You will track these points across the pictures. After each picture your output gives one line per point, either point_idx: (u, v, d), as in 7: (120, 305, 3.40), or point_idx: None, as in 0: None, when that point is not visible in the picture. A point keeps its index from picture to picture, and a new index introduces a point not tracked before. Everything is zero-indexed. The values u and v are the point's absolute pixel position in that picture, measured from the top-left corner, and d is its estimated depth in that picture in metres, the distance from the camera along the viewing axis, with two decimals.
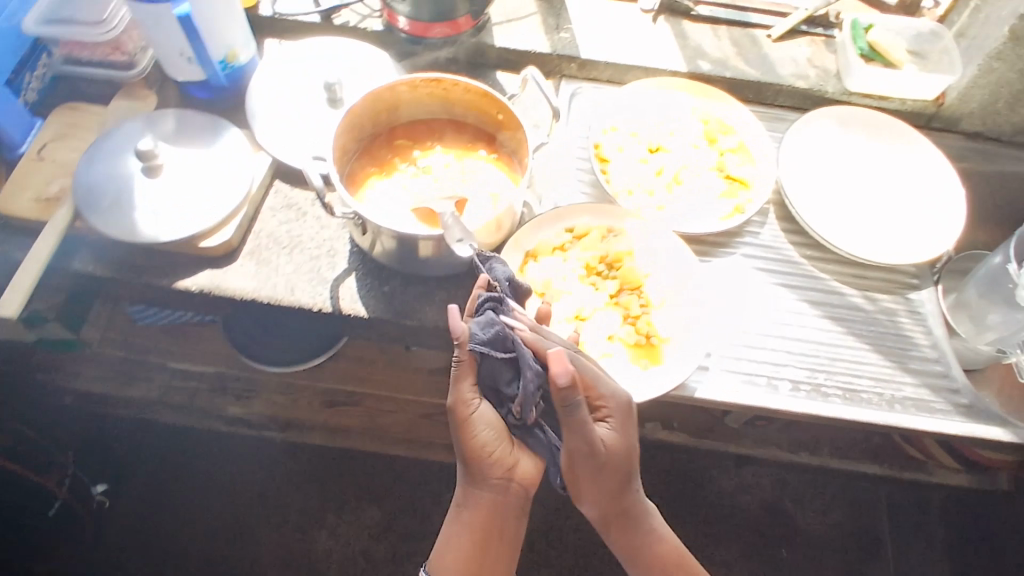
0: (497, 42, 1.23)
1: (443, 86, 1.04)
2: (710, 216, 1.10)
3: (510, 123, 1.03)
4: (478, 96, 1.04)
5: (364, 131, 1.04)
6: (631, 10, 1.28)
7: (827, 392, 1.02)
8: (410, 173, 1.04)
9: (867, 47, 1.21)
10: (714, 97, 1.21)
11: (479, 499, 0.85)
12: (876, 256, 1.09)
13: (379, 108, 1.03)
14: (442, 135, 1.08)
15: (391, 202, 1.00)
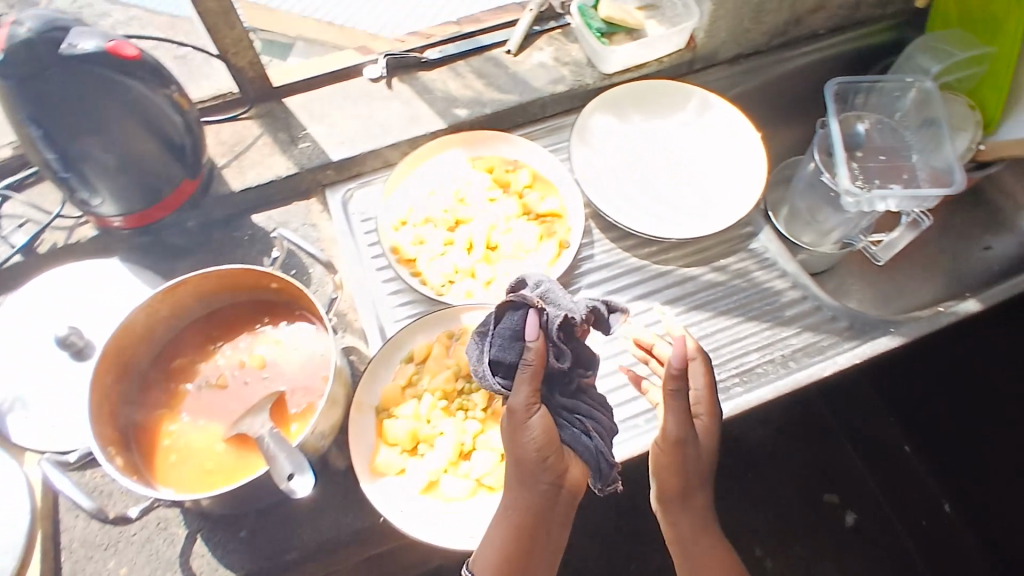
0: (235, 186, 1.06)
1: (190, 289, 0.89)
2: (538, 267, 1.03)
3: (286, 288, 0.89)
4: (236, 275, 0.90)
5: (130, 375, 0.89)
6: (359, 85, 1.15)
7: (727, 386, 0.99)
8: (212, 396, 0.90)
9: (604, 23, 1.16)
10: (484, 138, 1.12)
11: (531, 502, 0.72)
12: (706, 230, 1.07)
13: (133, 346, 0.88)
14: (221, 330, 0.94)
15: (210, 446, 0.86)
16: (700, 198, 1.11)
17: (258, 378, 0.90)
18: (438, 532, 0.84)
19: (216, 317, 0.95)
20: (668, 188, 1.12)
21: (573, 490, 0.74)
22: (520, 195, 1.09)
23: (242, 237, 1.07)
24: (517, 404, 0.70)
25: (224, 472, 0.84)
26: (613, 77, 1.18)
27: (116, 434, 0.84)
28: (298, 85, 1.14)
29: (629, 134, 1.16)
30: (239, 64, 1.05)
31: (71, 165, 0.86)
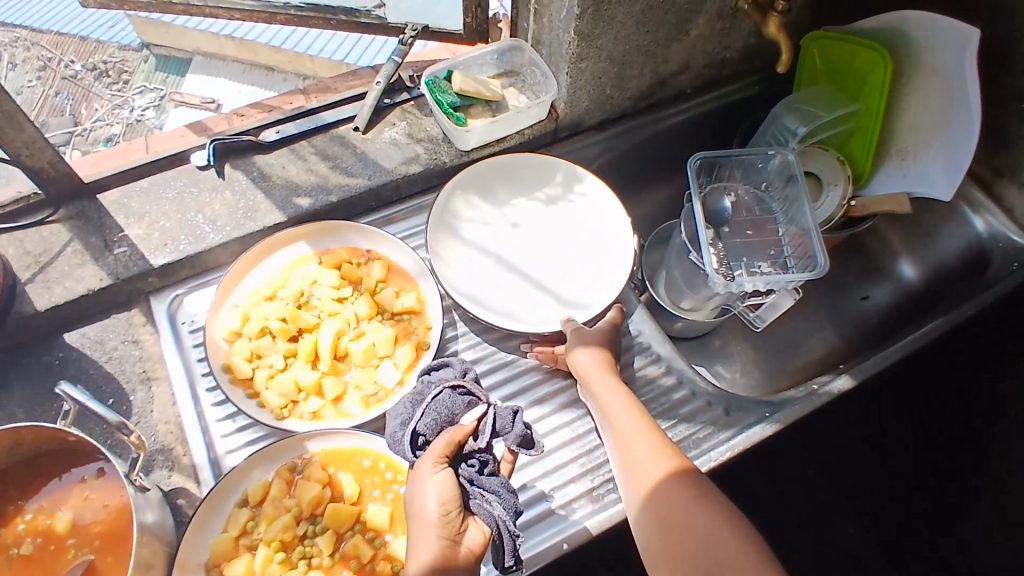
0: (38, 306, 0.92)
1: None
2: (392, 376, 0.93)
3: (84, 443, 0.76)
4: (19, 435, 0.75)
5: None
6: (187, 175, 1.03)
7: (606, 492, 0.91)
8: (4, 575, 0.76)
9: (457, 97, 1.07)
10: (331, 230, 1.02)
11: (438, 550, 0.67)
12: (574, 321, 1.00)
13: None
14: (15, 487, 0.80)
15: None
16: (563, 279, 1.05)
17: (60, 548, 0.78)
18: None
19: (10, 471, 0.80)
20: (528, 267, 1.05)
21: (474, 555, 0.69)
22: (373, 291, 1.00)
23: (52, 362, 0.93)
24: (427, 468, 0.71)
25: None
26: (470, 152, 1.11)
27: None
28: (114, 178, 1.01)
29: (487, 211, 1.09)
30: (34, 166, 0.91)
31: None
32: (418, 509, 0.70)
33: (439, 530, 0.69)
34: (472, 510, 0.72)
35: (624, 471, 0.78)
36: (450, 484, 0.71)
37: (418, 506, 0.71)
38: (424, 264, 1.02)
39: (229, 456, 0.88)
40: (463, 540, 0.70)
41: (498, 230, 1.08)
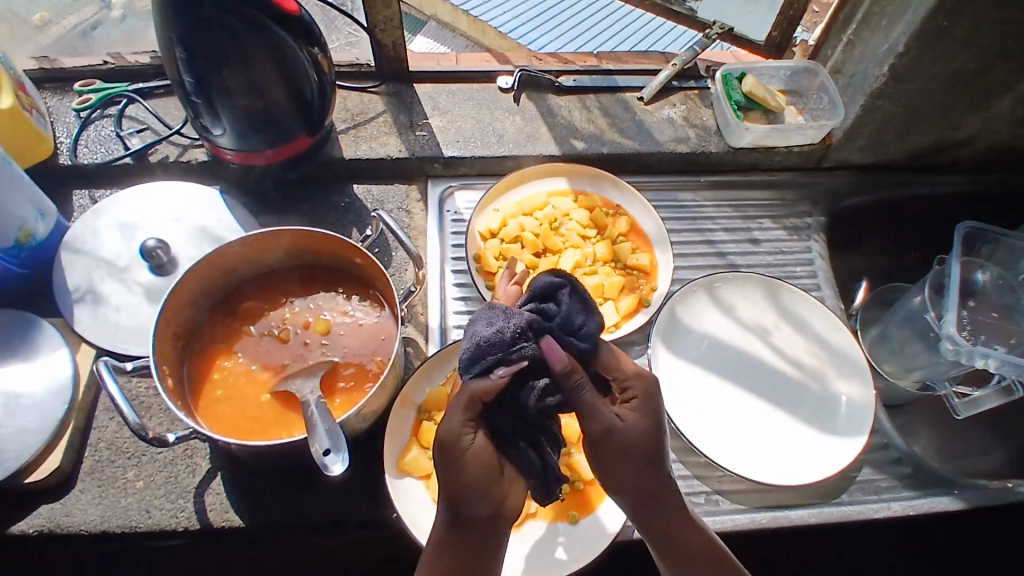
0: (347, 154, 1.08)
1: (281, 241, 0.89)
2: (611, 316, 1.00)
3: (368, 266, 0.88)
4: (326, 241, 0.89)
5: (199, 305, 0.88)
6: (488, 91, 1.16)
7: (779, 495, 0.94)
8: (266, 350, 0.89)
9: (743, 97, 1.14)
10: (592, 177, 1.10)
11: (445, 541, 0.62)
12: (790, 344, 1.04)
13: (211, 279, 0.88)
14: (296, 285, 0.93)
15: (252, 398, 0.85)
16: (793, 352, 1.04)
17: (313, 346, 0.89)
18: None
19: (294, 274, 0.94)
20: (749, 406, 0.99)
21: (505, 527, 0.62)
22: (614, 240, 1.07)
23: (339, 204, 1.08)
24: (455, 418, 0.60)
25: (263, 428, 0.83)
26: (741, 151, 1.15)
27: (174, 359, 0.83)
28: (431, 75, 1.16)
29: (728, 321, 1.05)
30: (382, 41, 1.08)
31: (202, 92, 0.91)
32: (453, 492, 0.60)
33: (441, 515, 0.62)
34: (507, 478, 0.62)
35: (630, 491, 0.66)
36: (472, 477, 0.60)
37: (457, 498, 0.60)
38: (666, 234, 1.07)
39: (456, 330, 1.01)
40: (496, 526, 0.61)
41: (733, 348, 1.03)
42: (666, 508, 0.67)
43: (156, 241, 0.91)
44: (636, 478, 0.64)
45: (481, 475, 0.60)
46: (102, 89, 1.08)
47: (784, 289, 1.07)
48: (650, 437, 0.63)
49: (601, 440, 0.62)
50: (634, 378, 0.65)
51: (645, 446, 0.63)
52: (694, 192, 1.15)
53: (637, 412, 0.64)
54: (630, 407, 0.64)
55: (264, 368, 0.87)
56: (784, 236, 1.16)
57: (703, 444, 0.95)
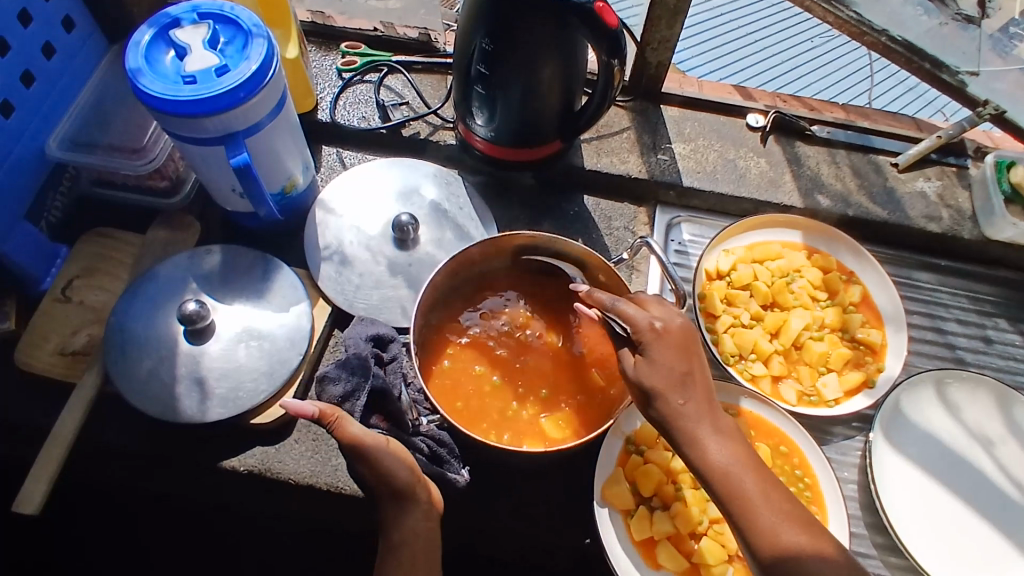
0: (587, 163, 1.07)
1: (533, 240, 0.87)
2: (834, 388, 0.95)
3: (613, 286, 0.86)
4: (578, 253, 0.87)
5: (445, 287, 0.88)
6: (735, 126, 1.13)
7: None
8: (493, 344, 0.87)
9: (1010, 187, 1.06)
10: (830, 236, 1.05)
11: (417, 522, 0.73)
12: (1017, 464, 0.96)
13: (463, 264, 0.87)
14: (533, 288, 0.91)
15: (478, 392, 0.84)
16: (1020, 472, 0.96)
17: (543, 355, 0.87)
18: None
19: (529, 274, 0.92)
20: (963, 518, 0.92)
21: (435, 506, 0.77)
22: (844, 308, 1.01)
23: (569, 211, 1.07)
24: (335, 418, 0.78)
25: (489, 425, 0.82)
26: (994, 242, 1.08)
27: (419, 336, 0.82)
28: (680, 98, 1.14)
29: (952, 424, 0.98)
30: (648, 59, 1.07)
31: (488, 82, 0.93)
32: (384, 482, 0.71)
33: (383, 499, 0.72)
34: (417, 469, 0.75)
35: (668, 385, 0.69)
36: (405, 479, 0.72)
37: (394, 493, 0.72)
38: (903, 315, 1.00)
39: None
40: (413, 512, 0.73)
41: (953, 453, 0.96)
42: (713, 427, 0.69)
43: (408, 217, 0.92)
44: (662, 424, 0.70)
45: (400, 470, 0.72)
46: (366, 55, 1.12)
47: (1018, 402, 0.99)
48: (668, 385, 0.69)
49: (649, 334, 0.71)
50: (648, 330, 0.71)
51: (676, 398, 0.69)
52: (930, 276, 1.09)
53: (653, 361, 0.70)
54: (643, 357, 0.71)
55: (494, 364, 0.86)
56: (1020, 342, 1.06)
57: (912, 547, 0.89)
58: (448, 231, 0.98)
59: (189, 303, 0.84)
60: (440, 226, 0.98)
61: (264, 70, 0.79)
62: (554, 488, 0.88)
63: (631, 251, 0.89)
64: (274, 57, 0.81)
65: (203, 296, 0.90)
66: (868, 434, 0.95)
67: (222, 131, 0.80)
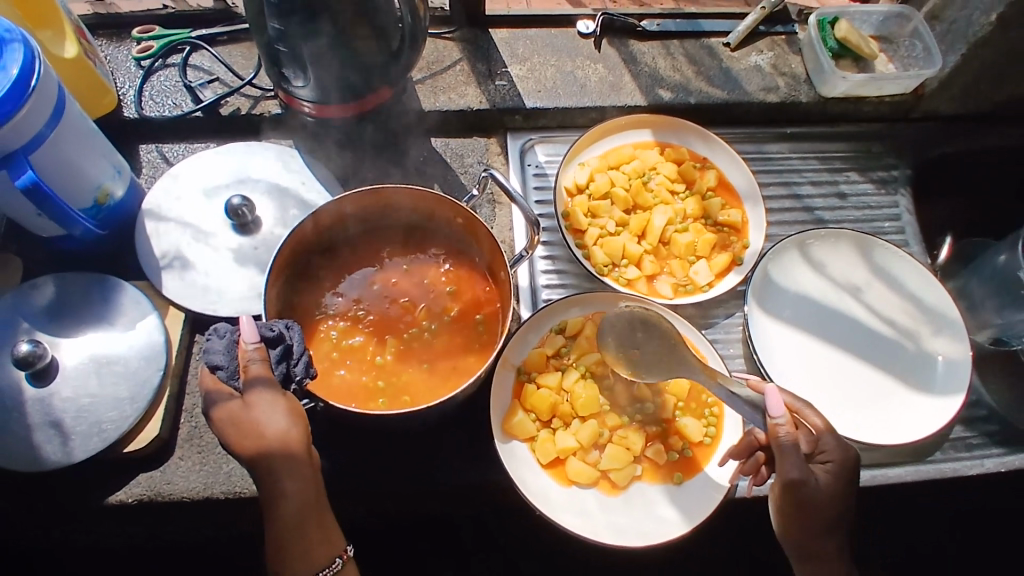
0: (424, 105, 1.03)
1: (380, 196, 0.83)
2: (705, 273, 0.97)
3: (470, 224, 0.83)
4: (431, 200, 0.84)
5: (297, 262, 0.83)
6: (567, 37, 1.10)
7: (888, 460, 0.94)
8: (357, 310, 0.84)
9: (837, 43, 1.08)
10: (677, 128, 1.06)
11: (307, 471, 0.66)
12: (884, 306, 1.02)
13: (312, 235, 0.83)
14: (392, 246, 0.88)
15: (352, 364, 0.80)
16: (887, 311, 1.01)
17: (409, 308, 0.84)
18: (574, 515, 0.82)
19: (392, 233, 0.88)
20: (844, 364, 0.97)
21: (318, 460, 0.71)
22: (703, 195, 1.03)
23: (418, 158, 1.03)
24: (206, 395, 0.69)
25: (691, 410, 0.88)
26: (831, 100, 1.11)
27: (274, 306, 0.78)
28: (507, 19, 1.10)
29: (820, 280, 1.02)
30: None
31: (288, 40, 0.87)
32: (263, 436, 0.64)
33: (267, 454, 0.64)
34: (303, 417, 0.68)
35: (827, 511, 0.70)
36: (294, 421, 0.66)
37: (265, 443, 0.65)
38: (756, 189, 1.02)
39: (547, 289, 0.99)
40: (299, 462, 0.66)
41: (823, 307, 1.01)
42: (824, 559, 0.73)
43: (240, 198, 0.87)
44: (811, 530, 0.71)
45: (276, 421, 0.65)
46: (162, 37, 1.03)
47: (876, 245, 1.04)
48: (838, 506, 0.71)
49: (837, 462, 0.71)
50: (846, 460, 0.72)
51: (831, 508, 0.70)
52: (779, 147, 1.12)
53: (832, 481, 0.71)
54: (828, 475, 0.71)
55: (367, 327, 0.83)
56: (871, 190, 1.11)
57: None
58: (292, 206, 0.93)
59: (22, 345, 0.77)
60: (283, 204, 0.93)
61: (25, 78, 0.71)
62: (460, 436, 0.89)
63: (479, 185, 0.87)
64: (37, 61, 0.73)
65: (39, 334, 0.83)
66: (743, 308, 0.99)
67: None
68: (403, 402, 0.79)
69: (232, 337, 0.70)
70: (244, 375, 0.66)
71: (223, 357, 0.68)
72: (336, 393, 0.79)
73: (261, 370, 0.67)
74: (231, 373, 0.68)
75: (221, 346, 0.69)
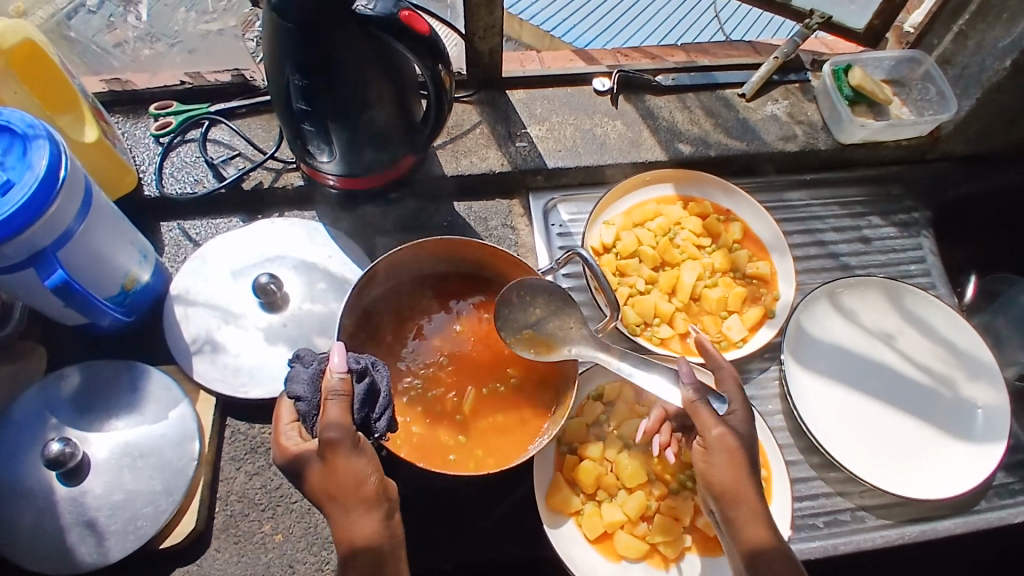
0: (446, 170, 1.02)
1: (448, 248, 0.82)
2: (738, 329, 0.96)
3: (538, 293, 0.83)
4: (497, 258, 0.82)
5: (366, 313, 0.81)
6: (583, 95, 1.11)
7: (935, 514, 0.92)
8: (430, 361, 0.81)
9: (852, 90, 1.09)
10: (699, 181, 1.06)
11: (379, 529, 0.64)
12: (919, 354, 1.01)
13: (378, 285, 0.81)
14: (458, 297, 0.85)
15: (430, 420, 0.78)
16: (921, 358, 1.00)
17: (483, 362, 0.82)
18: None
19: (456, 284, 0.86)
20: (882, 416, 0.96)
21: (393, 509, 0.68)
22: (729, 248, 1.02)
23: (442, 223, 1.03)
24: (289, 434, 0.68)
25: None
26: (849, 146, 1.11)
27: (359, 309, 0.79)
28: (523, 79, 1.10)
29: (851, 329, 1.01)
30: (478, 48, 1.03)
31: (314, 116, 0.86)
32: (355, 489, 0.63)
33: (343, 506, 0.64)
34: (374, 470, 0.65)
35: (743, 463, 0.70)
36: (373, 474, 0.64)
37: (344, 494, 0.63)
38: (783, 239, 1.02)
39: None
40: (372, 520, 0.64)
41: (858, 357, 1.00)
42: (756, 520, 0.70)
43: (268, 277, 0.85)
44: (736, 482, 0.69)
45: (352, 473, 0.63)
46: (181, 112, 1.03)
47: (906, 292, 1.03)
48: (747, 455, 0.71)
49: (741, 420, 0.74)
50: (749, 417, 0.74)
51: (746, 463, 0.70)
52: (799, 194, 1.12)
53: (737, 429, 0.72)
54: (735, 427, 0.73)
55: (449, 384, 0.80)
56: (894, 233, 1.11)
57: (843, 460, 0.92)
58: (320, 280, 0.92)
59: (53, 444, 0.75)
60: (310, 277, 0.92)
61: (53, 171, 0.70)
62: (501, 509, 0.87)
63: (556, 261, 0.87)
64: (63, 156, 0.71)
65: (69, 430, 0.81)
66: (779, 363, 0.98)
67: (27, 252, 0.72)
68: (478, 462, 0.77)
69: (316, 369, 0.70)
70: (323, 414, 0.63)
71: (306, 389, 0.68)
72: (414, 450, 0.76)
73: (337, 411, 0.63)
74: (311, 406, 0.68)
75: (306, 375, 0.70)
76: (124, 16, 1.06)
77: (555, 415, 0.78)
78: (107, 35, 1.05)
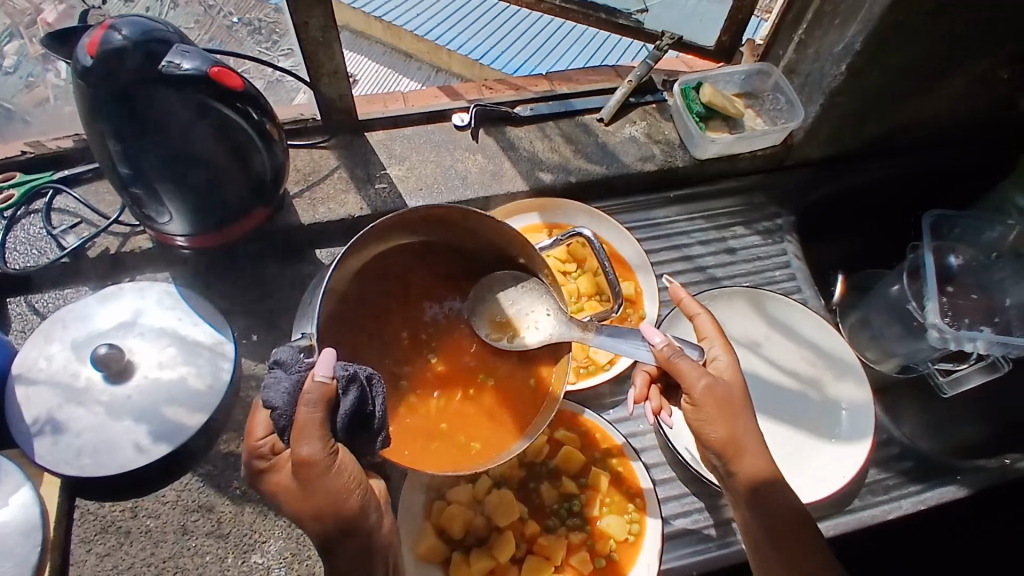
0: (304, 219, 1.01)
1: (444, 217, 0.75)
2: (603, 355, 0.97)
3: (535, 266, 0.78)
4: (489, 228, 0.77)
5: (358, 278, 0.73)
6: (444, 131, 1.11)
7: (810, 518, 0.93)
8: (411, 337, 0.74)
9: (703, 107, 1.11)
10: (560, 207, 1.07)
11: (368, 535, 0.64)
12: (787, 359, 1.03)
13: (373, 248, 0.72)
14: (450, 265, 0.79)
15: (415, 412, 0.72)
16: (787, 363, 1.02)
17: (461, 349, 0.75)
18: None
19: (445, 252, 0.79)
20: None
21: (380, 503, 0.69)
22: (593, 272, 1.03)
23: (303, 273, 1.02)
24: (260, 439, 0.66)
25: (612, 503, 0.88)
26: (707, 161, 1.14)
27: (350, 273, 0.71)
28: (382, 120, 1.10)
29: None
30: (327, 94, 1.02)
31: (141, 179, 0.84)
32: (335, 507, 0.62)
33: (324, 523, 0.62)
34: (357, 481, 0.63)
35: (735, 408, 0.73)
36: (353, 492, 0.62)
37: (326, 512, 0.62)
38: (645, 259, 1.04)
39: None
40: (356, 530, 0.63)
41: None
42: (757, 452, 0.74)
43: (107, 347, 0.84)
44: (730, 416, 0.73)
45: (331, 494, 0.61)
46: (24, 183, 1.00)
47: (768, 298, 1.05)
48: (738, 398, 0.74)
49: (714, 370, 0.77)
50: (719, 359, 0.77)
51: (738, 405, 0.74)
52: (664, 212, 1.14)
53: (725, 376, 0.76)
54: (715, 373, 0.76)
55: (436, 376, 0.74)
56: (758, 241, 1.14)
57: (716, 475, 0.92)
58: (169, 344, 0.91)
59: None
60: (160, 343, 0.91)
61: None
62: None
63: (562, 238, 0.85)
64: None
65: None
66: None
67: None
68: (461, 454, 0.71)
69: (297, 372, 0.65)
70: (297, 431, 0.61)
71: (280, 399, 0.63)
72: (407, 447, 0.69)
73: (314, 424, 0.61)
74: (282, 420, 0.63)
75: (283, 381, 0.64)
76: (42, 73, 0.99)
77: (546, 405, 0.74)
78: (25, 95, 1.00)
